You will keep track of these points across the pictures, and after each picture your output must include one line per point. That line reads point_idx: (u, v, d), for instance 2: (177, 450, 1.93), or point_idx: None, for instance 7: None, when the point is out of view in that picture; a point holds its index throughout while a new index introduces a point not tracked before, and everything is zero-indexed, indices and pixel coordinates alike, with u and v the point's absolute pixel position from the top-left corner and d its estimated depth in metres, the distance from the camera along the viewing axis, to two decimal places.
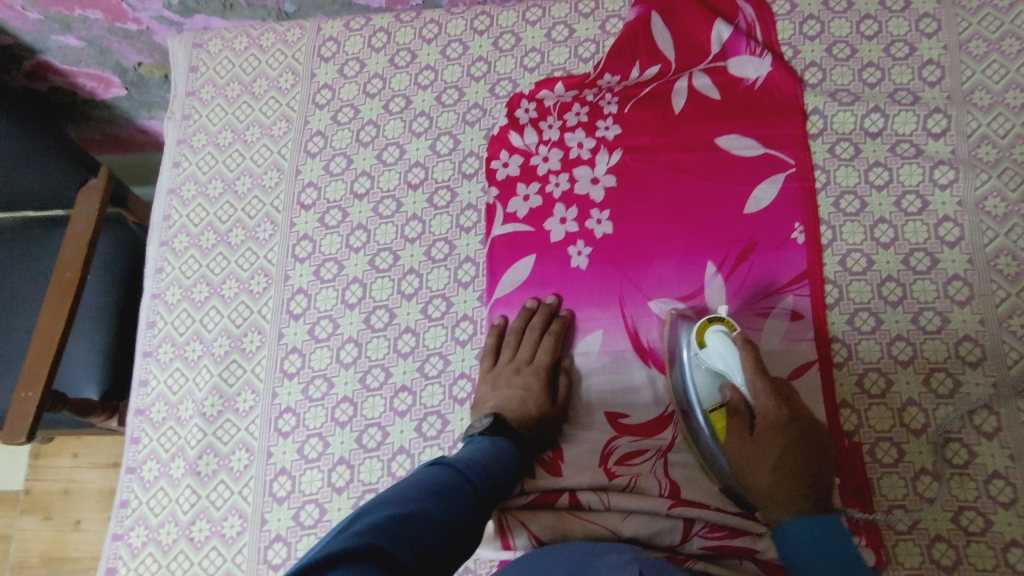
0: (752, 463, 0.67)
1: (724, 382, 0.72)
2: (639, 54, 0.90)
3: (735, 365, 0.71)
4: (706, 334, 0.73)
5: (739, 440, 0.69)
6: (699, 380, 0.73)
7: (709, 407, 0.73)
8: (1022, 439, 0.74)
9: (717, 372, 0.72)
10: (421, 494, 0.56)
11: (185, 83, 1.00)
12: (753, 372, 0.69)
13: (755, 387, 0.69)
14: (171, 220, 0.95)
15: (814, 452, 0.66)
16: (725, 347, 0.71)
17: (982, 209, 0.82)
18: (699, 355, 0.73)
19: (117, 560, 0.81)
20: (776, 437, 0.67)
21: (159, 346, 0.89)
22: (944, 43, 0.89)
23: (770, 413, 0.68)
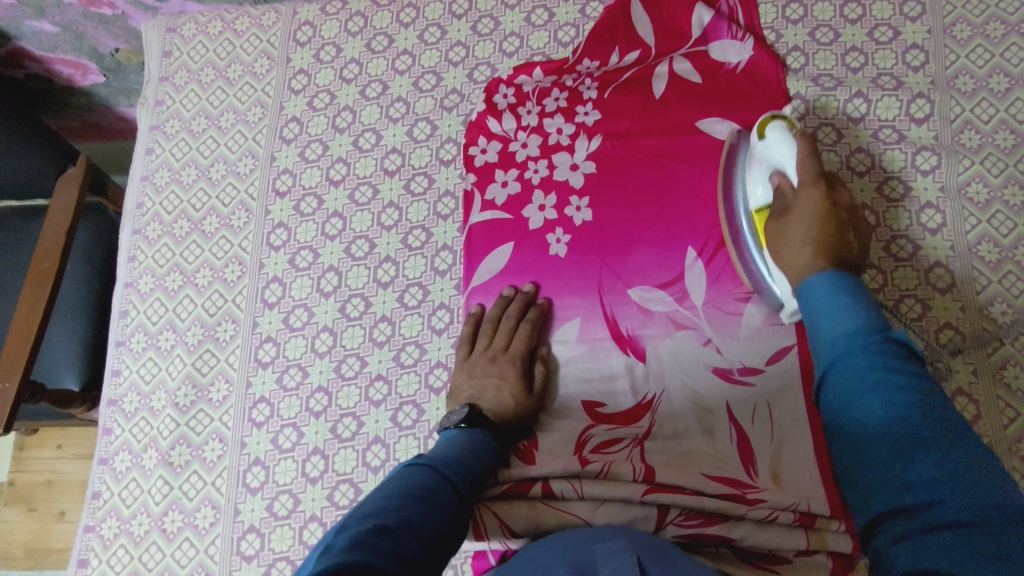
0: (789, 234, 0.68)
1: (772, 171, 0.73)
2: (619, 40, 0.88)
3: (790, 158, 0.71)
4: (767, 128, 0.74)
5: (776, 217, 0.70)
6: (751, 174, 0.76)
7: (755, 207, 0.75)
8: (1002, 427, 0.74)
9: (768, 165, 0.74)
10: (400, 500, 0.55)
11: (159, 69, 0.99)
12: (806, 159, 0.69)
13: (806, 155, 0.69)
14: (145, 207, 0.93)
15: (845, 237, 0.65)
16: (783, 138, 0.72)
17: (964, 195, 0.81)
18: (757, 145, 0.75)
19: (88, 552, 0.80)
20: (811, 217, 0.66)
21: (132, 335, 0.87)
22: (928, 27, 0.87)
23: (809, 187, 0.68)
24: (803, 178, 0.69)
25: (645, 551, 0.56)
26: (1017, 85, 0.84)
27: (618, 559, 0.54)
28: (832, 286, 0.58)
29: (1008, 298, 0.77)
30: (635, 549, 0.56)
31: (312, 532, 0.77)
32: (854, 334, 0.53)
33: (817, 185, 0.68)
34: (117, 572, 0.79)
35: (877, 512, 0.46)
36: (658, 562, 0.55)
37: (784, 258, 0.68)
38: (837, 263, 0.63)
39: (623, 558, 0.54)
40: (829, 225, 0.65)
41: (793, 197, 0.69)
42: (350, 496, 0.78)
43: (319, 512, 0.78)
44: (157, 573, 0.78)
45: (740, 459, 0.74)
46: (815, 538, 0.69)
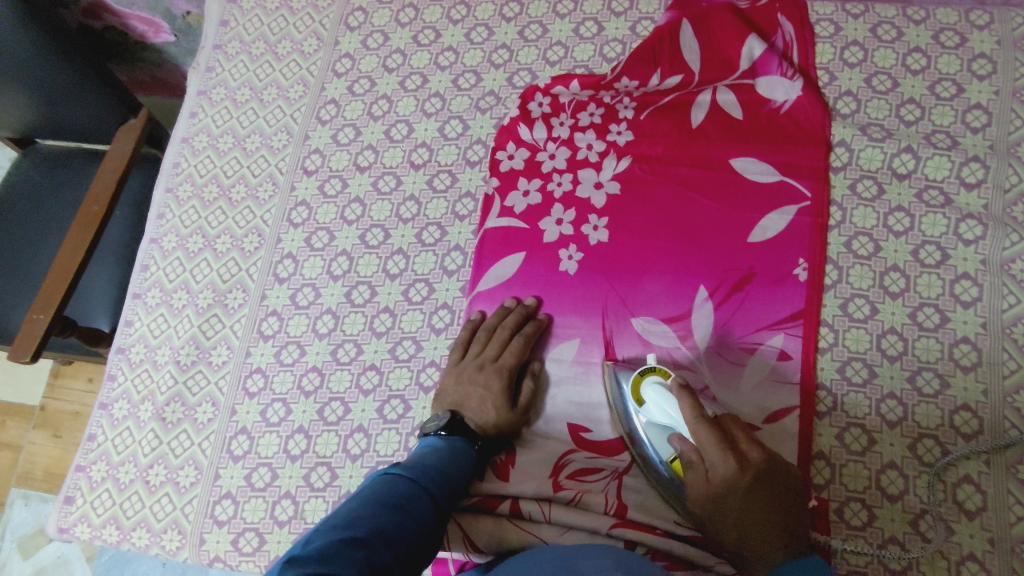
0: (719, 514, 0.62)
1: (671, 434, 0.66)
2: (662, 62, 0.87)
3: (676, 415, 0.65)
4: (641, 387, 0.70)
5: (695, 492, 0.64)
6: (653, 436, 0.69)
7: (667, 456, 0.68)
8: (1007, 523, 0.68)
9: (664, 424, 0.68)
10: (373, 509, 0.55)
11: (215, 36, 1.02)
12: (697, 423, 0.62)
13: (720, 453, 0.61)
14: (180, 167, 0.96)
15: (782, 488, 0.61)
16: (664, 396, 0.67)
17: (1007, 271, 0.76)
18: (641, 409, 0.70)
19: (75, 491, 0.83)
20: (739, 497, 0.60)
21: (149, 289, 0.91)
22: (996, 88, 0.82)
23: (725, 462, 0.60)
24: (709, 453, 0.61)
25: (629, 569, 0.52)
26: None
27: None
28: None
29: None
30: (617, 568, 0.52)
31: (283, 509, 0.78)
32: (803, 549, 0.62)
33: (752, 443, 0.62)
34: (98, 515, 0.81)
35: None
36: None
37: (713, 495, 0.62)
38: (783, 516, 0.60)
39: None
40: (753, 490, 0.60)
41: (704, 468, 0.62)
42: (325, 480, 0.78)
43: (293, 490, 0.78)
44: (135, 521, 0.80)
45: None
46: None
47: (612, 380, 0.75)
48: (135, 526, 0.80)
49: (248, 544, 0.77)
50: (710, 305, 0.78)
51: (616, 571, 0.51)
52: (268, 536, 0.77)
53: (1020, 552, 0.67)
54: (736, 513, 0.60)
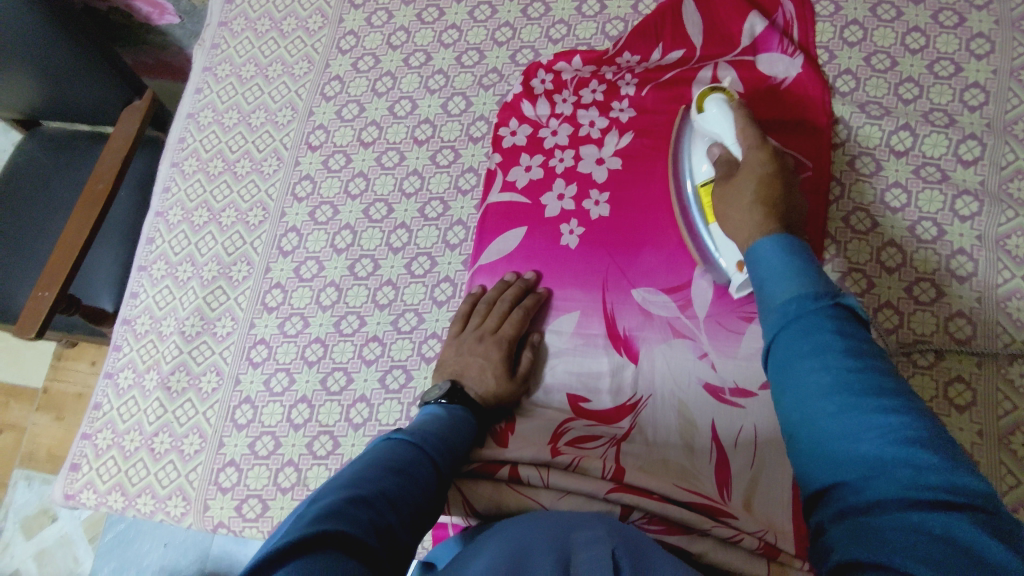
0: (735, 199, 0.66)
1: (714, 143, 0.73)
2: (664, 38, 0.89)
3: (727, 126, 0.72)
4: (706, 101, 0.74)
5: (719, 183, 0.70)
6: (696, 155, 0.76)
7: (702, 181, 0.75)
8: (1000, 493, 0.69)
9: (711, 137, 0.74)
10: (377, 472, 0.55)
11: (220, 14, 1.03)
12: (744, 125, 0.70)
13: (751, 137, 0.69)
14: (186, 143, 0.97)
15: (788, 199, 0.65)
16: (722, 109, 0.72)
17: (1002, 247, 0.77)
18: (698, 118, 0.75)
19: (82, 458, 0.84)
20: (751, 180, 0.66)
21: (154, 262, 0.92)
22: (993, 67, 0.83)
23: (754, 151, 0.68)
24: (750, 146, 0.69)
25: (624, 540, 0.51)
26: None
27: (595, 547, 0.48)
28: (784, 254, 0.54)
29: None
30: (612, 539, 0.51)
31: (286, 476, 0.79)
32: (799, 301, 0.49)
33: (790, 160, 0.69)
34: (104, 481, 0.83)
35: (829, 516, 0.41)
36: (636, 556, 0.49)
37: (729, 221, 0.66)
38: (784, 224, 0.62)
39: (599, 549, 0.48)
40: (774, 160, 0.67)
41: (740, 163, 0.69)
42: (328, 448, 0.79)
43: (296, 458, 0.80)
44: (140, 488, 0.82)
45: (715, 479, 0.72)
46: (777, 570, 0.66)
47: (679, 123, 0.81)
48: (140, 493, 0.81)
49: (251, 511, 0.78)
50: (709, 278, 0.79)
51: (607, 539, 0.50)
52: (271, 502, 0.78)
53: None
54: (760, 171, 0.66)
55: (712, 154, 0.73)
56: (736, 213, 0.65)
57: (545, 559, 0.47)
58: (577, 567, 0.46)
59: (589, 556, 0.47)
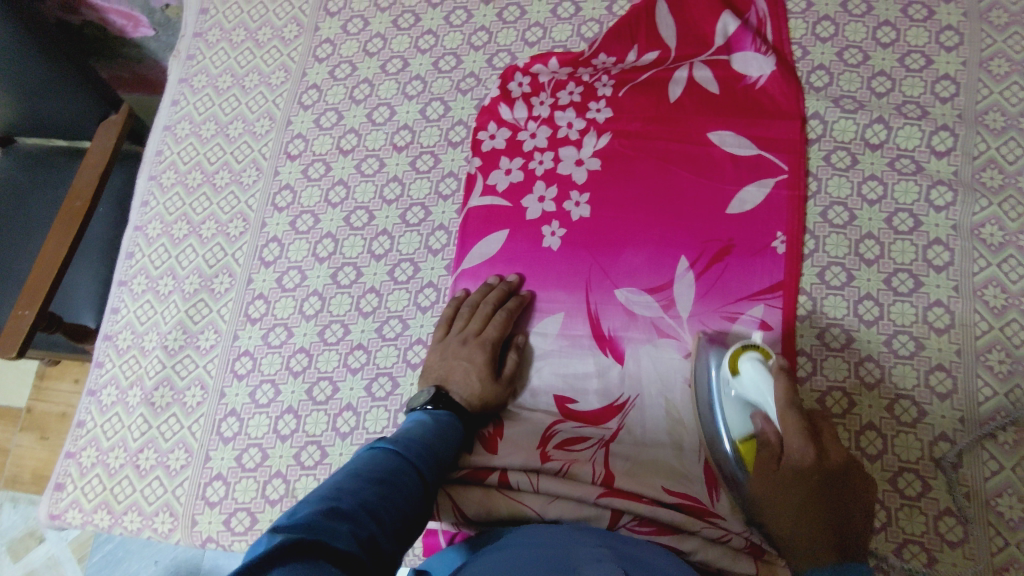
0: (779, 489, 0.64)
1: (754, 411, 0.67)
2: (639, 39, 0.89)
3: (768, 399, 0.66)
4: (739, 360, 0.68)
5: (765, 467, 0.65)
6: (728, 407, 0.69)
7: (738, 436, 0.68)
8: (982, 478, 0.70)
9: (747, 400, 0.68)
10: (359, 483, 0.55)
11: (195, 25, 1.03)
12: (786, 411, 0.64)
13: (801, 442, 0.63)
14: (163, 155, 0.97)
15: (843, 506, 0.62)
16: (760, 377, 0.66)
17: (977, 236, 0.78)
18: (732, 380, 0.69)
19: (66, 477, 0.83)
20: (801, 475, 0.63)
21: (134, 276, 0.91)
22: (963, 58, 0.84)
23: (800, 453, 0.63)
24: (789, 438, 0.64)
25: (629, 564, 0.52)
26: None
27: (601, 563, 0.49)
28: None
29: (1008, 347, 0.74)
30: (617, 561, 0.51)
31: (275, 488, 0.78)
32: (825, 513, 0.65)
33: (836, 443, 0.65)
34: (89, 500, 0.82)
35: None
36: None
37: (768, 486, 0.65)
38: (837, 538, 0.61)
39: (606, 566, 0.49)
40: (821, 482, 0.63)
41: (782, 459, 0.65)
42: (315, 458, 0.79)
43: (284, 470, 0.79)
44: (126, 505, 0.81)
45: (703, 479, 0.72)
46: (765, 568, 0.67)
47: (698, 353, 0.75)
48: (126, 511, 0.80)
49: (240, 524, 0.78)
50: (691, 276, 0.79)
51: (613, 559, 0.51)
52: (259, 515, 0.78)
53: (995, 505, 0.69)
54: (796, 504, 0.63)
55: (751, 419, 0.67)
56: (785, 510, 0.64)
57: (549, 572, 0.47)
58: None
59: (595, 572, 0.47)
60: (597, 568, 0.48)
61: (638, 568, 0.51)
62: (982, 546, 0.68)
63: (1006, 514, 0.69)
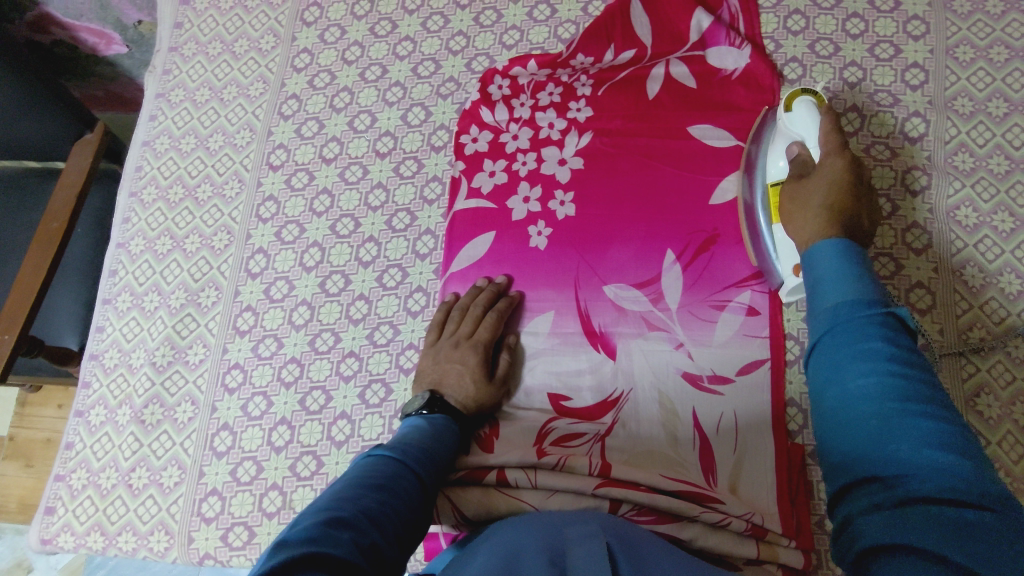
0: (802, 198, 0.69)
1: (795, 144, 0.74)
2: (615, 38, 0.90)
3: (813, 131, 0.74)
4: (795, 102, 0.76)
5: (793, 181, 0.72)
6: (774, 149, 0.77)
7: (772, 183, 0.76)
8: None
9: (791, 138, 0.75)
10: (358, 491, 0.55)
11: (169, 39, 1.02)
12: (829, 133, 0.72)
13: (835, 151, 0.70)
14: (143, 171, 0.96)
15: (857, 208, 0.67)
16: (810, 113, 0.74)
17: (952, 218, 0.80)
18: (784, 117, 0.77)
19: (56, 501, 0.82)
20: (824, 185, 0.68)
21: (119, 294, 0.90)
22: (930, 47, 0.87)
23: (832, 159, 0.70)
24: (826, 154, 0.71)
25: (618, 538, 0.52)
26: (1017, 111, 0.83)
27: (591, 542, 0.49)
28: (840, 254, 0.58)
29: (988, 325, 0.76)
30: (607, 535, 0.52)
31: (271, 500, 0.78)
32: (852, 306, 0.53)
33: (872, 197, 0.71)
34: (82, 523, 0.80)
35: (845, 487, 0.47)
36: (630, 552, 0.50)
37: (794, 224, 0.69)
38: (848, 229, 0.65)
39: (595, 543, 0.49)
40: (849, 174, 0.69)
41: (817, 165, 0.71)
42: (311, 468, 0.78)
43: (280, 481, 0.78)
44: (120, 526, 0.80)
45: (700, 467, 0.73)
46: (766, 549, 0.68)
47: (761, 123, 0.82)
48: (120, 531, 0.79)
49: (238, 539, 0.77)
50: (678, 268, 0.80)
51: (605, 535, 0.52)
52: (257, 528, 0.77)
53: None
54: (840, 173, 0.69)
55: (790, 152, 0.75)
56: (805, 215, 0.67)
57: (540, 556, 0.47)
58: (572, 562, 0.47)
59: (584, 551, 0.48)
60: (585, 548, 0.48)
61: (625, 541, 0.52)
62: None
63: None
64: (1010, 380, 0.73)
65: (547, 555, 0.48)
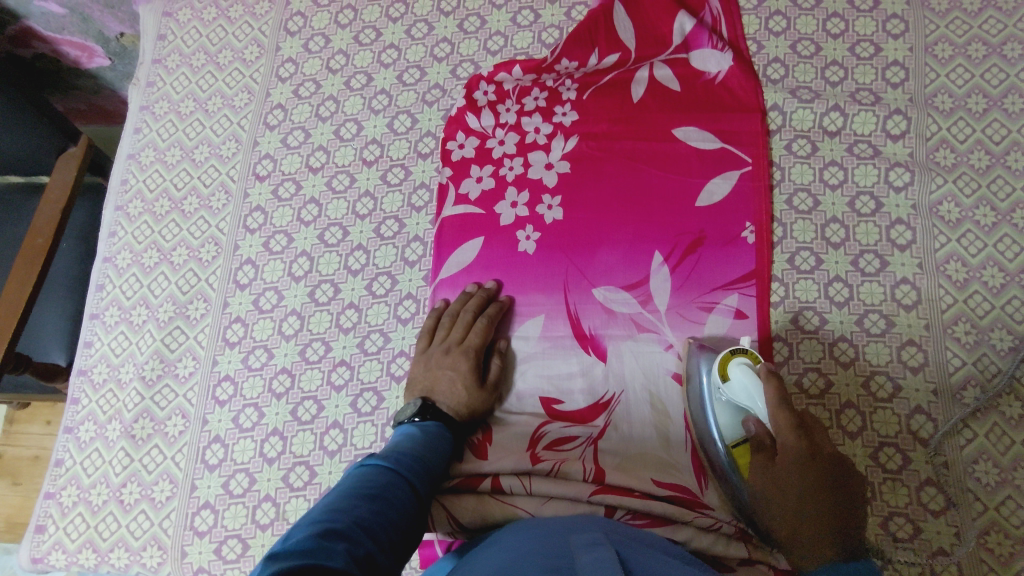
0: (778, 493, 0.65)
1: (747, 415, 0.69)
2: (599, 42, 0.91)
3: (758, 397, 0.68)
4: (728, 365, 0.70)
5: (761, 467, 0.67)
6: (720, 411, 0.71)
7: (730, 440, 0.70)
8: (958, 447, 0.72)
9: (737, 405, 0.70)
10: (352, 502, 0.54)
11: (153, 51, 1.02)
12: (777, 408, 0.66)
13: (792, 430, 0.65)
14: (128, 184, 0.96)
15: (842, 476, 0.64)
16: (748, 379, 0.68)
17: (935, 213, 0.81)
18: (722, 388, 0.70)
19: (47, 519, 0.81)
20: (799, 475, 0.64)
21: (106, 309, 0.89)
22: (910, 45, 0.88)
23: (790, 442, 0.65)
24: (782, 434, 0.66)
25: (622, 544, 0.52)
26: (996, 106, 0.84)
27: (597, 548, 0.49)
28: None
29: (972, 319, 0.76)
30: (612, 543, 0.52)
31: (265, 512, 0.77)
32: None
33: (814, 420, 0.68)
34: (73, 540, 0.80)
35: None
36: (637, 559, 0.50)
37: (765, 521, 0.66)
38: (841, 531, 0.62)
39: (602, 550, 0.49)
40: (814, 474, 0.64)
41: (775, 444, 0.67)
42: (304, 479, 0.78)
43: (273, 493, 0.78)
44: (112, 542, 0.79)
45: (692, 468, 0.73)
46: (758, 550, 0.67)
47: (689, 355, 0.75)
48: (112, 547, 0.79)
49: (231, 552, 0.76)
50: (666, 270, 0.81)
51: (609, 542, 0.51)
52: (251, 541, 0.77)
53: (972, 472, 0.71)
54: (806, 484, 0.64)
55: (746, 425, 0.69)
56: (781, 514, 0.64)
57: (548, 563, 0.47)
58: (581, 566, 0.46)
59: (592, 557, 0.48)
60: (594, 555, 0.48)
61: (629, 547, 0.52)
62: (963, 513, 0.70)
63: (983, 480, 0.71)
64: (995, 372, 0.74)
65: (556, 562, 0.47)
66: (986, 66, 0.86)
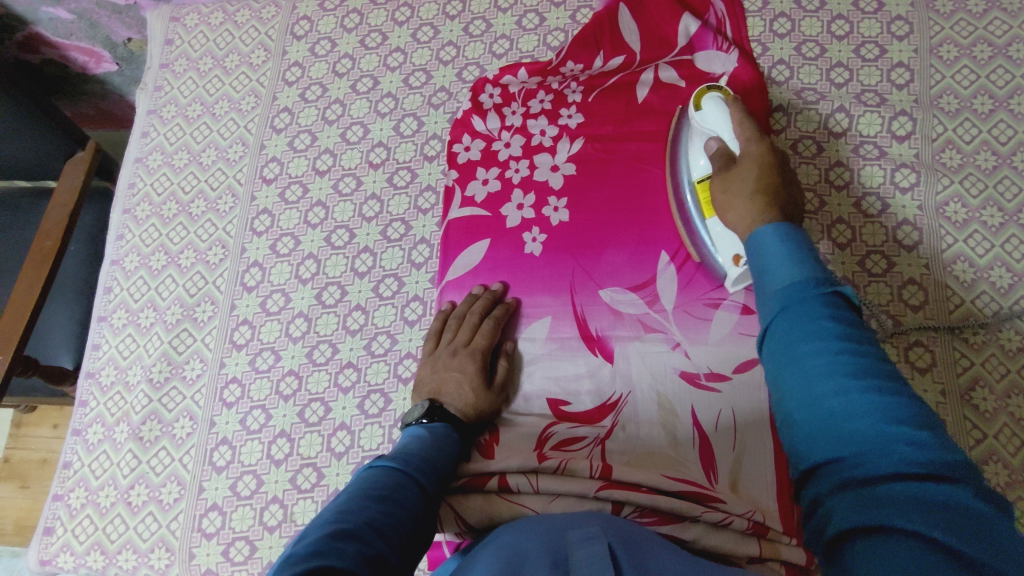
0: (737, 186, 0.67)
1: (710, 141, 0.74)
2: (604, 44, 0.90)
3: (727, 126, 0.73)
4: (704, 100, 0.76)
5: (721, 173, 0.70)
6: (694, 150, 0.77)
7: (699, 177, 0.76)
8: (967, 447, 0.72)
9: (706, 136, 0.76)
10: (362, 503, 0.54)
11: (160, 56, 1.03)
12: (741, 120, 0.71)
13: (744, 119, 0.71)
14: (136, 188, 0.96)
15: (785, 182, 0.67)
16: (719, 107, 0.75)
17: (942, 214, 0.81)
18: (695, 117, 0.77)
19: (55, 521, 0.81)
20: (754, 169, 0.67)
21: (114, 311, 0.90)
22: (915, 46, 0.88)
23: (753, 143, 0.69)
24: (745, 136, 0.70)
25: (620, 538, 0.52)
26: (1002, 107, 0.84)
27: (592, 544, 0.49)
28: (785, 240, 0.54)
29: (980, 318, 0.76)
30: (607, 537, 0.51)
31: (272, 514, 0.77)
32: (801, 285, 0.50)
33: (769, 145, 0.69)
34: (81, 542, 0.80)
35: (817, 464, 0.44)
36: (633, 554, 0.50)
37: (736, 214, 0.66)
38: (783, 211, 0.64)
39: (597, 545, 0.49)
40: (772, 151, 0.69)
41: (739, 153, 0.70)
42: (312, 480, 0.78)
43: (281, 494, 0.78)
44: (120, 544, 0.79)
45: (701, 465, 0.73)
46: (768, 547, 0.68)
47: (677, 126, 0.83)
48: (120, 549, 0.79)
49: (239, 553, 0.76)
50: (672, 270, 0.81)
51: (606, 537, 0.51)
52: (259, 542, 0.77)
53: (982, 472, 0.71)
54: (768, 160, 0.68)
55: (709, 148, 0.74)
56: (738, 204, 0.66)
57: (545, 562, 0.47)
58: (576, 566, 0.46)
59: (587, 553, 0.48)
60: (589, 551, 0.48)
61: (627, 542, 0.52)
62: None
63: (993, 480, 0.70)
64: (1003, 373, 0.74)
65: (553, 561, 0.47)
66: (992, 67, 0.86)
